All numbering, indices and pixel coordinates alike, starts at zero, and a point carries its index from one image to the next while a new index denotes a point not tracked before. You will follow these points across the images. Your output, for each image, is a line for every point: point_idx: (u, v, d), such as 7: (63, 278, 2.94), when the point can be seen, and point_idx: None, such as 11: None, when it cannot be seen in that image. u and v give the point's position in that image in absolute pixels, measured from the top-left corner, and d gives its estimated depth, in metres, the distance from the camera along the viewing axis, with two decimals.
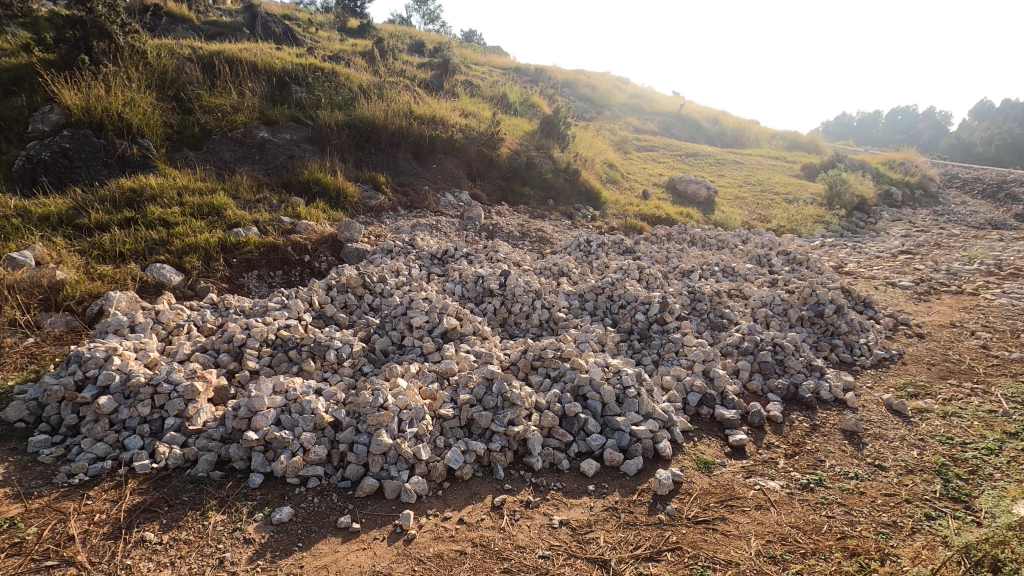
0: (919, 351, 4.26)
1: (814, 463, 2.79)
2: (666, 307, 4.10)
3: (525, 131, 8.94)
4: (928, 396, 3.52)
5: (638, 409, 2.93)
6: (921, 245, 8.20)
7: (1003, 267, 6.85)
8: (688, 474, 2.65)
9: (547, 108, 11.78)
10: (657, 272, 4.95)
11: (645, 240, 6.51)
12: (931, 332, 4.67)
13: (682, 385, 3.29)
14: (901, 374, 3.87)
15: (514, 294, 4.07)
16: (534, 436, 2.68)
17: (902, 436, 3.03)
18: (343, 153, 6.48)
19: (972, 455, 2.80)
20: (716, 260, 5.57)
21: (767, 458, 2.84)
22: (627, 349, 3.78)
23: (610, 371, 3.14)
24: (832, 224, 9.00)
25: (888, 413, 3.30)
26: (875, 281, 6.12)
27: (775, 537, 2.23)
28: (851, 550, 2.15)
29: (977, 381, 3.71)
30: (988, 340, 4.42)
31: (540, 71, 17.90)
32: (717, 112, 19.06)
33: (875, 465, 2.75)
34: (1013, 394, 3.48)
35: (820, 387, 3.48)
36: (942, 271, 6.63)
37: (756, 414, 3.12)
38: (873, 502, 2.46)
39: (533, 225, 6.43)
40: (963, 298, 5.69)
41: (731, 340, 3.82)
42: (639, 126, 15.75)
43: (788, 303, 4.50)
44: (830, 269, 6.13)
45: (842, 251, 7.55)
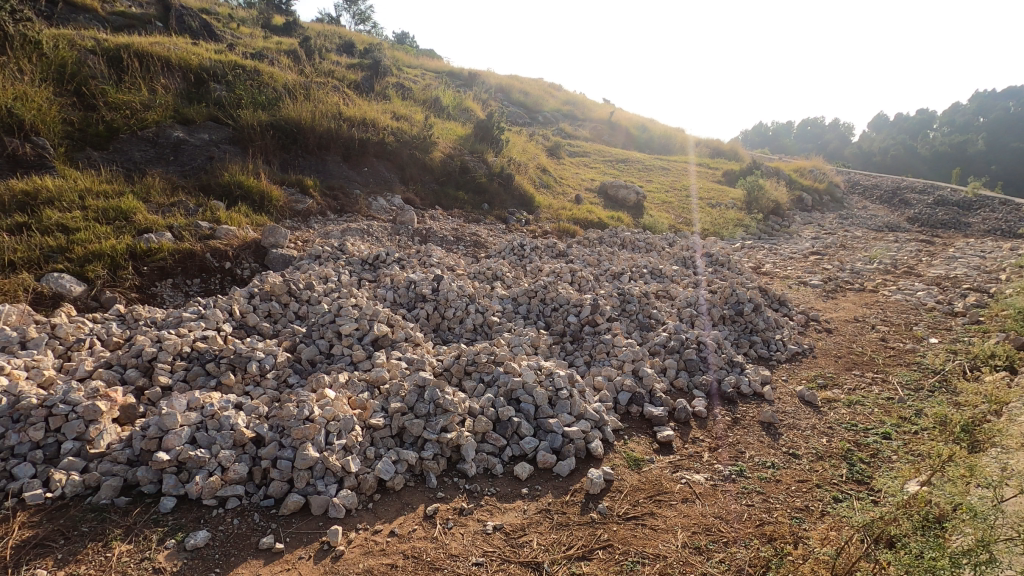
0: (828, 345, 4.58)
1: (734, 455, 2.93)
2: (597, 309, 4.20)
3: (458, 136, 8.92)
4: (835, 386, 3.80)
5: (570, 410, 2.97)
6: (829, 247, 8.86)
7: (898, 267, 7.51)
8: (619, 472, 2.71)
9: (481, 112, 11.80)
10: (589, 275, 5.06)
11: (578, 243, 6.65)
12: (837, 326, 5.05)
13: (613, 385, 3.38)
14: (812, 367, 4.15)
15: (447, 299, 4.05)
16: (467, 442, 2.65)
17: (813, 424, 3.25)
18: (267, 155, 6.20)
19: (873, 440, 3.04)
20: (645, 262, 5.77)
21: (692, 452, 2.96)
22: (560, 351, 3.83)
23: (543, 373, 3.16)
24: (751, 227, 9.55)
25: (801, 404, 3.53)
26: (790, 280, 6.54)
27: (700, 528, 2.31)
28: (768, 536, 2.27)
29: (877, 371, 4.04)
30: (885, 333, 4.83)
31: (474, 75, 17.93)
32: (644, 119, 19.80)
33: (789, 454, 2.93)
34: (908, 381, 3.81)
35: (740, 381, 3.66)
36: (847, 270, 7.18)
37: (682, 409, 3.25)
38: (788, 489, 2.62)
39: (468, 229, 6.41)
40: (865, 294, 6.18)
41: (659, 339, 3.96)
42: (572, 131, 16.08)
43: (711, 303, 4.74)
44: (749, 270, 6.50)
45: (760, 253, 8.02)
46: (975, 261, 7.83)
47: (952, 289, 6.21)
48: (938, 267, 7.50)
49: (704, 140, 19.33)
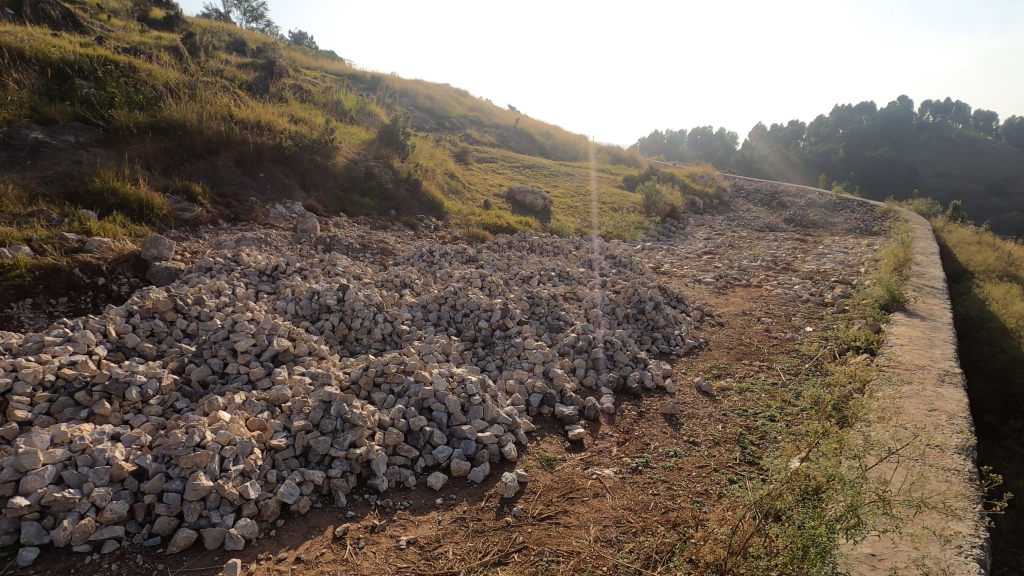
0: (721, 337, 4.94)
1: (641, 447, 3.07)
2: (507, 313, 4.24)
3: (362, 141, 8.68)
4: (728, 375, 4.09)
5: (483, 416, 2.97)
6: (719, 246, 9.56)
7: (778, 263, 8.27)
8: (533, 473, 2.75)
9: (386, 116, 11.54)
10: (499, 280, 5.09)
11: (488, 248, 6.68)
12: (728, 320, 5.46)
13: (525, 388, 3.42)
14: (707, 358, 4.45)
15: (354, 309, 3.91)
16: (377, 456, 2.57)
17: (710, 413, 3.48)
18: (147, 159, 5.66)
19: (761, 423, 3.31)
20: (552, 266, 5.92)
21: (602, 448, 3.06)
22: (472, 356, 3.82)
23: (454, 380, 3.13)
24: (651, 230, 10.10)
25: (699, 394, 3.77)
26: (686, 278, 6.97)
27: (610, 521, 2.40)
28: (672, 522, 2.39)
29: (763, 359, 4.41)
30: (769, 324, 5.29)
31: (377, 79, 17.54)
32: (549, 126, 20.33)
33: (690, 442, 3.12)
34: (788, 367, 4.19)
35: (644, 376, 3.85)
36: (736, 268, 7.79)
37: (591, 407, 3.36)
38: (689, 475, 2.78)
39: (374, 236, 6.23)
40: (751, 289, 6.74)
41: (568, 340, 4.07)
42: (479, 137, 16.16)
43: (616, 303, 4.94)
44: (649, 270, 6.86)
45: (659, 254, 8.49)
46: (840, 256, 8.79)
47: (823, 283, 6.92)
48: (811, 262, 8.33)
49: (606, 146, 20.21)
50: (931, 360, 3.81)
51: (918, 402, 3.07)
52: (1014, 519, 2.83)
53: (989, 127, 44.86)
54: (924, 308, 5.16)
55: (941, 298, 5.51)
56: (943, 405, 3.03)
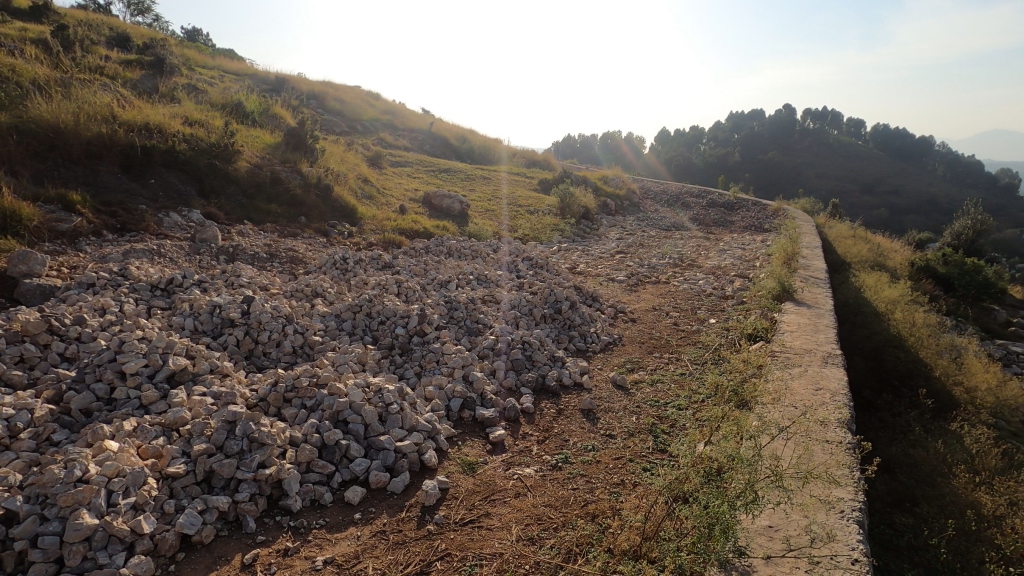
0: (633, 333, 5.16)
1: (560, 444, 3.13)
2: (424, 319, 4.20)
3: (266, 144, 8.24)
4: (640, 369, 4.28)
5: (401, 424, 2.91)
6: (630, 246, 10.00)
7: (683, 260, 8.77)
8: (454, 479, 2.73)
9: (291, 118, 11.04)
10: (415, 285, 5.02)
11: (405, 254, 6.57)
12: (640, 316, 5.71)
13: (444, 393, 3.39)
14: (621, 353, 4.63)
15: (260, 321, 3.69)
16: (289, 475, 2.44)
17: (625, 405, 3.63)
18: (12, 164, 5.05)
19: (671, 411, 3.49)
20: (470, 269, 5.92)
21: (522, 448, 3.09)
22: (389, 364, 3.73)
23: (371, 390, 3.05)
24: (565, 231, 10.37)
25: (614, 388, 3.92)
26: (601, 277, 7.22)
27: (531, 519, 2.43)
28: (591, 514, 2.46)
29: (672, 352, 4.65)
30: (677, 318, 5.59)
31: (282, 79, 16.75)
32: (464, 130, 20.34)
33: (607, 435, 3.23)
34: (695, 358, 4.45)
35: (561, 374, 3.94)
36: (646, 266, 8.18)
37: (511, 408, 3.39)
38: (606, 467, 2.88)
39: (283, 244, 5.94)
40: (660, 286, 7.10)
41: (487, 342, 4.09)
42: (392, 141, 15.85)
43: (533, 304, 5.03)
44: (565, 271, 7.03)
45: (574, 254, 8.74)
46: (738, 252, 9.46)
47: (724, 277, 7.42)
48: (713, 259, 8.89)
49: (520, 150, 20.53)
50: (816, 344, 4.19)
51: (806, 382, 3.37)
52: (887, 482, 3.18)
53: (859, 133, 50.12)
54: (809, 297, 5.67)
55: (823, 287, 6.08)
56: (826, 385, 3.34)
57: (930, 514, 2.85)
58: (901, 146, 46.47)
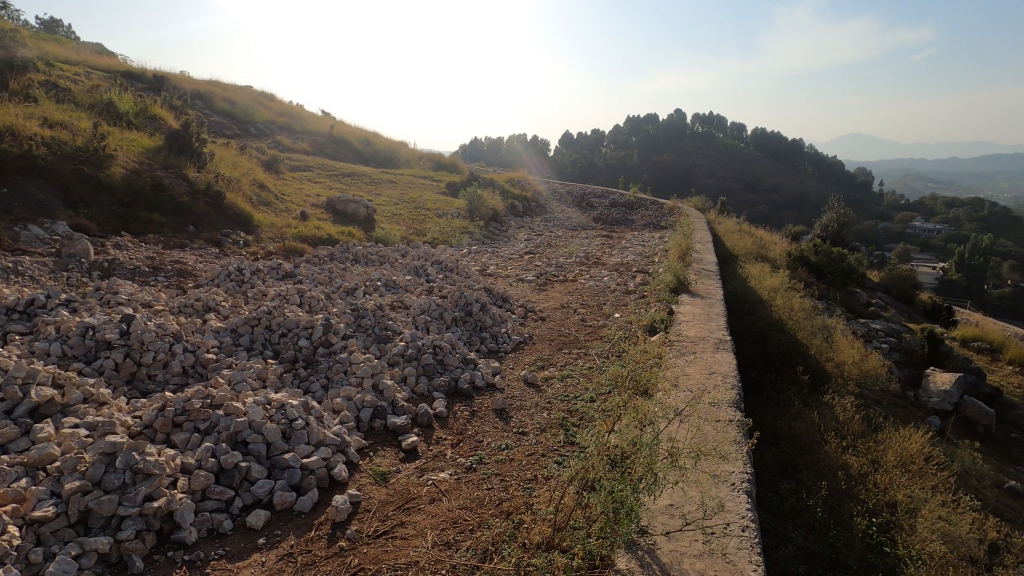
0: (543, 331, 5.28)
1: (474, 446, 3.14)
2: (329, 329, 4.04)
3: (144, 148, 7.56)
4: (551, 365, 4.40)
5: (308, 440, 2.79)
6: (538, 246, 10.23)
7: (589, 258, 9.11)
8: (367, 491, 2.65)
9: (173, 119, 10.19)
10: (319, 294, 4.82)
11: (307, 262, 6.28)
12: (549, 314, 5.86)
13: (354, 404, 3.28)
14: (532, 352, 4.72)
15: (143, 341, 3.38)
16: (182, 506, 2.25)
17: (536, 402, 3.71)
18: None
19: (580, 404, 3.62)
20: (377, 275, 5.78)
21: (436, 453, 3.07)
22: (293, 378, 3.55)
23: (272, 408, 2.90)
24: (475, 234, 10.42)
25: (526, 385, 4.00)
26: (511, 278, 7.32)
27: (447, 523, 2.42)
28: (507, 511, 2.49)
29: (581, 347, 4.82)
30: (584, 314, 5.80)
31: (161, 77, 15.43)
32: (367, 133, 19.82)
33: (519, 432, 3.29)
34: (601, 351, 4.64)
35: (473, 376, 3.96)
36: (554, 265, 8.41)
37: (424, 413, 3.35)
38: (520, 463, 2.94)
39: (168, 257, 5.47)
40: (568, 284, 7.32)
41: (397, 349, 4.02)
42: (290, 144, 15.12)
43: (443, 307, 5.01)
44: (474, 273, 7.05)
45: (484, 256, 8.81)
46: (638, 248, 9.98)
47: (626, 273, 7.79)
48: (616, 256, 9.30)
49: (426, 154, 20.36)
50: (709, 332, 4.52)
51: (700, 367, 3.64)
52: (773, 453, 3.49)
53: (741, 136, 54.60)
54: (702, 288, 6.11)
55: (714, 279, 6.56)
56: (717, 369, 3.61)
57: (810, 478, 3.16)
58: (776, 147, 51.23)
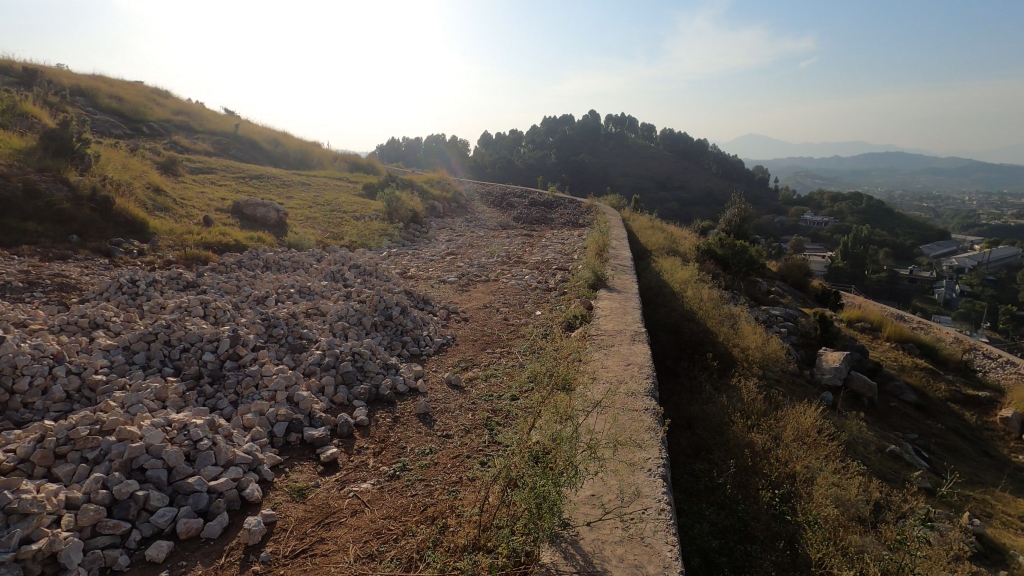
0: (466, 332, 5.27)
1: (397, 453, 3.07)
2: (238, 341, 3.80)
3: (15, 150, 6.75)
4: (474, 366, 4.39)
5: (215, 461, 2.61)
6: (459, 247, 10.19)
7: (510, 257, 9.19)
8: (282, 510, 2.52)
9: (48, 117, 9.17)
10: (226, 304, 4.52)
11: (212, 270, 5.88)
12: (472, 314, 5.85)
13: (266, 419, 3.11)
14: (455, 354, 4.69)
15: (15, 366, 3.01)
16: (67, 545, 2.02)
17: (460, 404, 3.69)
18: None
19: (504, 403, 3.64)
20: (290, 282, 5.51)
21: (358, 463, 2.97)
22: (197, 396, 3.30)
23: (174, 429, 2.68)
24: (394, 236, 10.21)
25: (449, 388, 3.97)
26: (432, 280, 7.23)
27: (371, 535, 2.35)
28: (431, 517, 2.45)
29: (504, 346, 4.85)
30: (507, 313, 5.84)
31: (32, 70, 13.84)
32: (276, 133, 18.86)
33: (444, 436, 3.25)
34: (525, 349, 4.68)
35: (395, 382, 3.87)
36: (476, 265, 8.41)
37: (344, 423, 3.24)
38: (445, 467, 2.90)
39: (47, 270, 4.91)
40: (490, 283, 7.35)
41: (313, 359, 3.85)
42: (190, 144, 14.07)
43: (361, 312, 4.86)
44: (395, 276, 6.90)
45: (405, 258, 8.64)
46: (558, 246, 10.19)
47: (547, 271, 7.93)
48: (537, 254, 9.44)
49: (341, 155, 19.69)
50: (626, 325, 4.68)
51: (618, 359, 3.77)
52: (687, 437, 3.68)
53: (650, 137, 57.26)
54: (618, 283, 6.34)
55: (630, 274, 6.82)
56: (634, 360, 3.76)
57: (720, 458, 3.37)
58: (683, 147, 54.17)
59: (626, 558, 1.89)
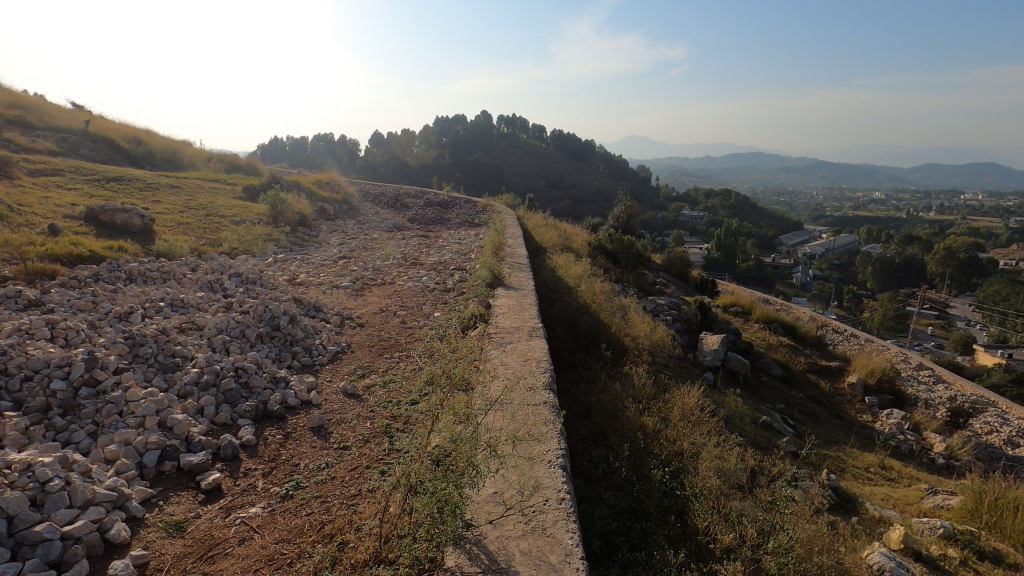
0: (362, 338, 5.09)
1: (289, 471, 2.89)
2: (95, 364, 3.36)
3: None
4: (372, 372, 4.25)
5: (71, 502, 2.28)
6: (352, 250, 9.81)
7: (406, 259, 9.01)
8: (157, 548, 2.26)
9: None
10: (79, 322, 3.98)
11: (62, 285, 5.16)
12: (368, 319, 5.66)
13: (134, 449, 2.78)
14: (351, 361, 4.51)
15: None
16: None
17: (358, 412, 3.56)
18: None
19: (404, 408, 3.56)
20: (159, 295, 4.98)
21: (245, 487, 2.75)
22: (45, 429, 2.87)
23: (14, 471, 2.31)
24: (280, 241, 9.61)
25: (345, 397, 3.81)
26: (324, 286, 6.89)
27: (261, 562, 2.18)
28: (329, 535, 2.33)
29: (402, 350, 4.75)
30: (405, 317, 5.73)
31: None
32: (137, 130, 16.98)
33: (341, 448, 3.12)
34: (424, 352, 4.61)
35: (286, 396, 3.64)
36: (370, 269, 8.14)
37: (228, 445, 2.99)
38: (343, 480, 2.78)
39: None
40: (386, 287, 7.15)
41: (188, 378, 3.50)
42: (28, 143, 12.26)
43: (244, 324, 4.50)
44: (281, 284, 6.49)
45: (292, 264, 8.17)
46: (455, 246, 10.16)
47: (444, 271, 7.86)
48: (434, 255, 9.34)
49: (215, 155, 18.17)
50: (523, 322, 4.77)
51: (517, 355, 3.83)
52: (586, 425, 3.81)
53: (541, 137, 58.92)
54: (515, 281, 6.44)
55: (526, 271, 6.96)
56: (531, 355, 3.84)
57: (616, 442, 3.53)
58: (572, 147, 56.33)
59: (529, 552, 1.92)
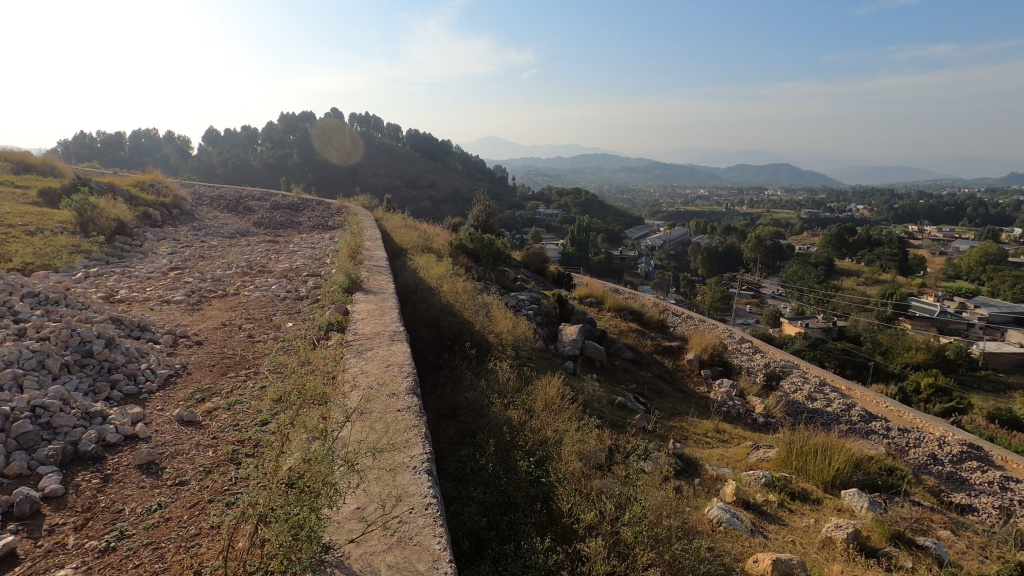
0: (200, 357, 4.55)
1: (110, 520, 2.47)
2: None
3: None
4: (213, 395, 3.82)
5: None
6: (186, 259, 8.77)
7: (252, 267, 8.26)
8: None
9: None
10: None
11: None
12: (207, 336, 5.08)
13: None
14: (187, 385, 4.01)
15: None
16: None
17: (196, 442, 3.18)
18: None
19: (253, 431, 3.26)
20: None
21: (50, 547, 2.28)
22: None
23: None
24: (92, 253, 8.26)
25: (181, 426, 3.38)
26: (152, 301, 6.06)
27: None
28: None
29: (249, 367, 4.35)
30: (251, 330, 5.25)
31: None
32: None
33: (177, 484, 2.76)
34: (274, 367, 4.25)
35: (104, 433, 3.13)
36: (210, 279, 7.34)
37: (25, 500, 2.47)
38: (180, 521, 2.46)
39: None
40: (228, 298, 6.49)
41: None
42: None
43: (42, 353, 3.75)
44: (95, 302, 5.57)
45: (110, 278, 7.06)
46: (308, 251, 9.54)
47: (296, 278, 7.34)
48: (284, 261, 8.69)
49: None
50: (384, 326, 4.61)
51: (379, 361, 3.70)
52: (452, 425, 3.80)
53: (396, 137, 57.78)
54: (374, 284, 6.22)
55: (386, 274, 6.76)
56: (394, 360, 3.74)
57: (483, 438, 3.56)
58: (429, 148, 56.06)
59: (396, 564, 1.86)
